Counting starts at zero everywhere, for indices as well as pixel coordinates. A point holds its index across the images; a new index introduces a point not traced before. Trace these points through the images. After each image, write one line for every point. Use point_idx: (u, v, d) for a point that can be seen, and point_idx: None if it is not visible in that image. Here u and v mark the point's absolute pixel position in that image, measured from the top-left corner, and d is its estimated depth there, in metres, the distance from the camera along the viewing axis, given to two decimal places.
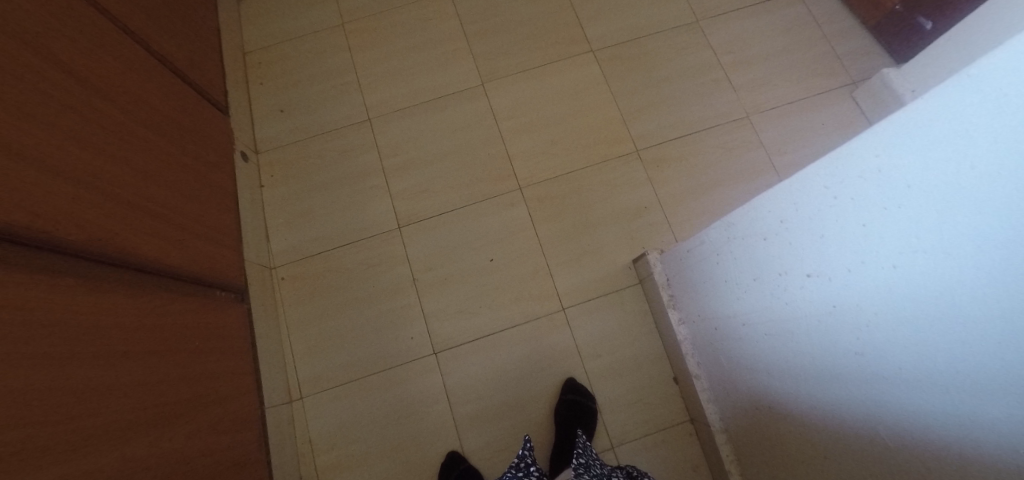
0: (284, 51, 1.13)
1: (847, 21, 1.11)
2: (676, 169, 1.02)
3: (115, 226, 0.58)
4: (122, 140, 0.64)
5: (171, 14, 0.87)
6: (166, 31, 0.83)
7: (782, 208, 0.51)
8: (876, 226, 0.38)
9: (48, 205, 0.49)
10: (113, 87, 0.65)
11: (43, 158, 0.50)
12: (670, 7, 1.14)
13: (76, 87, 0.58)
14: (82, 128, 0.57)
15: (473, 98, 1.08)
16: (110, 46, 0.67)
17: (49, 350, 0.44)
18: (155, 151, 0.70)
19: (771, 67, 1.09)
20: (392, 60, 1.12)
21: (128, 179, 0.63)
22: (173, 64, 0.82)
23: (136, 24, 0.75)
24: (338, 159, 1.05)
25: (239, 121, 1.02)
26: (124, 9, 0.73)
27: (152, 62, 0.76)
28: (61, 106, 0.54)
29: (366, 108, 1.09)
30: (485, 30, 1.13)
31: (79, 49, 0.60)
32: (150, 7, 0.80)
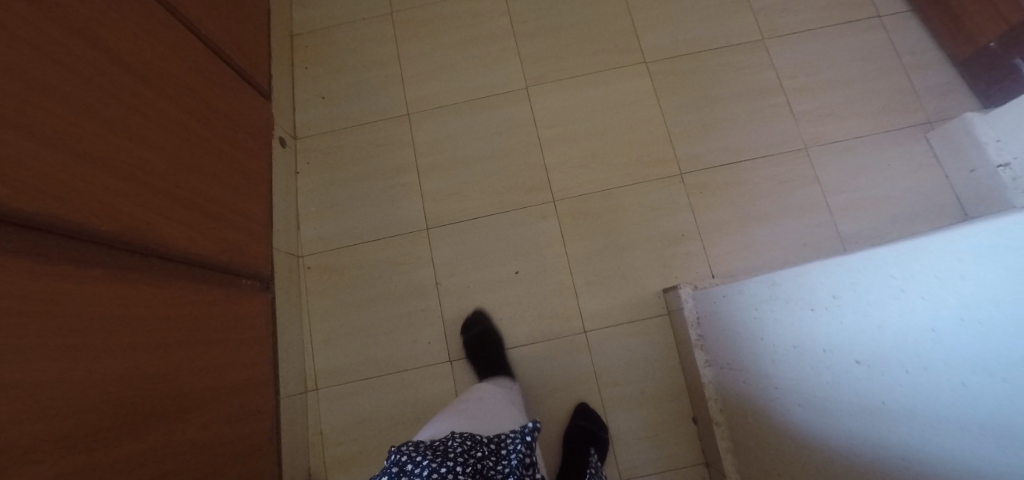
0: (330, 37, 1.13)
1: (930, 53, 1.01)
2: (719, 197, 0.96)
3: (149, 217, 0.59)
4: (162, 128, 0.64)
5: None
6: (215, 13, 0.82)
7: (839, 285, 0.47)
8: (938, 324, 0.35)
9: (86, 197, 0.50)
10: (157, 74, 0.65)
11: (85, 150, 0.50)
12: (735, 21, 1.06)
13: (121, 76, 0.58)
14: (124, 119, 0.57)
15: (515, 101, 1.04)
16: (160, 30, 0.67)
17: (77, 342, 0.45)
18: (195, 139, 0.71)
19: (839, 97, 1.01)
20: (437, 55, 1.09)
21: (165, 169, 0.63)
22: (220, 46, 0.82)
23: (187, 6, 0.75)
24: (373, 153, 1.05)
25: (280, 105, 1.03)
26: None
27: (198, 44, 0.76)
28: (104, 96, 0.55)
29: (406, 103, 1.07)
30: (536, 31, 1.08)
31: (127, 34, 0.60)
32: None
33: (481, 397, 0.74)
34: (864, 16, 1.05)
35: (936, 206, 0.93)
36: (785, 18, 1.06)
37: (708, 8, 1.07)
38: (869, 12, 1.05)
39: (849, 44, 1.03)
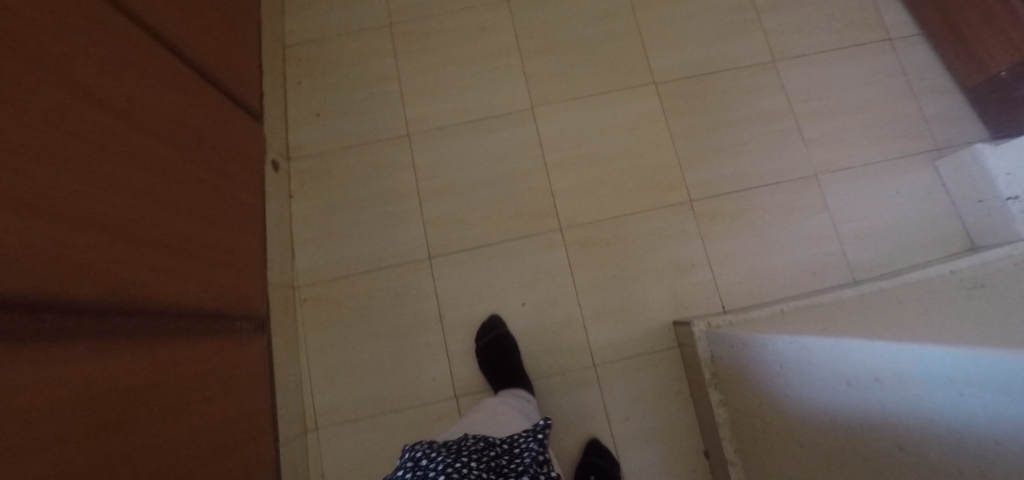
0: (324, 50, 1.06)
1: (939, 78, 1.00)
2: (729, 224, 0.94)
3: (134, 273, 0.54)
4: (147, 171, 0.58)
5: (212, 11, 0.80)
6: (203, 34, 0.76)
7: (879, 362, 0.45)
8: (974, 408, 0.34)
9: (68, 263, 0.45)
10: (139, 109, 0.58)
11: (68, 209, 0.45)
12: (746, 42, 1.04)
13: (101, 117, 0.52)
14: (103, 165, 0.51)
15: (520, 123, 1.00)
16: (144, 60, 0.61)
17: (83, 424, 0.42)
18: (183, 177, 0.65)
19: (850, 122, 0.99)
20: (439, 71, 1.04)
21: (151, 215, 0.58)
22: (209, 69, 0.76)
23: (173, 29, 0.69)
24: (372, 176, 1.00)
25: (273, 126, 0.97)
26: (162, 13, 0.67)
27: (185, 69, 0.70)
28: (82, 142, 0.49)
29: (406, 122, 1.02)
30: (542, 48, 1.04)
31: (105, 68, 0.54)
32: (190, 7, 0.74)
33: (490, 409, 0.76)
34: (874, 39, 1.03)
35: (942, 237, 0.92)
36: (797, 39, 1.04)
37: (720, 27, 1.04)
38: (880, 35, 1.04)
39: (860, 68, 1.02)
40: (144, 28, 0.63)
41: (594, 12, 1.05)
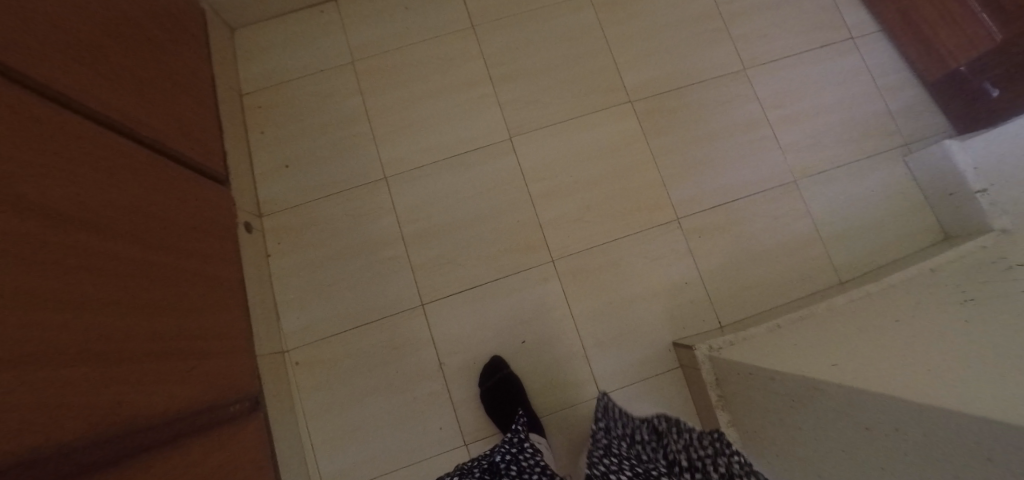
0: (285, 95, 1.01)
1: (901, 74, 1.03)
2: (717, 238, 0.95)
3: (124, 391, 0.50)
4: (119, 276, 0.54)
5: (163, 78, 0.75)
6: (158, 106, 0.71)
7: (900, 415, 0.45)
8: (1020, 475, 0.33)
9: (58, 403, 0.41)
10: (97, 211, 0.53)
11: (50, 346, 0.42)
12: (716, 52, 1.04)
13: (66, 234, 0.48)
14: (76, 287, 0.47)
15: (499, 155, 0.98)
16: (99, 154, 0.56)
17: None
18: (156, 271, 0.61)
19: (823, 124, 1.01)
20: (410, 107, 1.00)
21: (129, 324, 0.53)
22: (168, 143, 0.71)
23: (126, 110, 0.64)
24: (352, 226, 0.96)
25: (240, 185, 0.92)
26: (113, 95, 0.62)
27: (142, 151, 0.65)
28: (46, 267, 0.44)
29: (382, 165, 0.98)
30: (514, 74, 1.01)
31: (61, 176, 0.49)
32: (141, 81, 0.68)
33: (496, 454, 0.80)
34: (837, 38, 1.05)
35: (917, 230, 0.95)
36: (764, 45, 1.04)
37: (689, 39, 1.04)
38: (841, 34, 1.05)
39: (827, 68, 1.04)
40: (89, 116, 0.57)
41: (562, 33, 1.03)
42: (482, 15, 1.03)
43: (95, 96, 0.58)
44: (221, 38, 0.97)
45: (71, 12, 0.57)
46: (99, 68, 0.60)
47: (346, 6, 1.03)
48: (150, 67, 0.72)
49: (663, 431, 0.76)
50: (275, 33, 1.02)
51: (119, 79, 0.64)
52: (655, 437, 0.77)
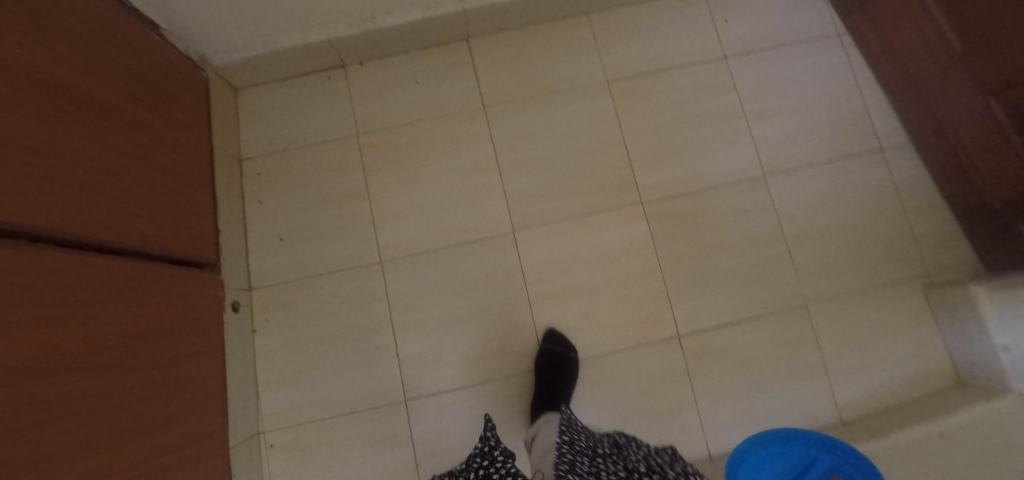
0: (285, 162, 0.97)
1: (930, 195, 0.97)
2: (717, 356, 0.91)
3: None
4: (112, 409, 0.53)
5: (156, 168, 0.72)
6: (145, 204, 0.68)
7: None
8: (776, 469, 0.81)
9: None
10: (79, 351, 0.50)
11: None
12: (737, 156, 0.99)
13: (69, 382, 0.47)
14: (80, 435, 0.47)
15: (499, 250, 0.95)
16: (89, 281, 0.55)
17: None
18: (139, 392, 0.59)
19: (842, 243, 0.96)
20: (411, 189, 0.96)
21: (105, 465, 0.50)
22: (155, 242, 0.69)
23: (115, 221, 0.61)
24: (340, 309, 0.92)
25: (231, 262, 0.89)
26: (104, 210, 0.60)
27: (127, 262, 0.63)
28: (38, 428, 0.40)
29: (377, 248, 0.94)
30: (522, 163, 0.97)
31: (60, 321, 0.48)
32: (132, 183, 0.66)
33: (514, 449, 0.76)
34: (866, 149, 0.99)
35: (928, 370, 0.91)
36: (789, 152, 0.99)
37: (708, 139, 0.99)
38: (872, 145, 0.99)
39: (853, 183, 0.98)
40: (65, 244, 0.54)
41: (576, 124, 0.99)
42: (493, 95, 0.99)
43: (79, 219, 0.55)
44: (223, 102, 0.94)
45: (61, 130, 0.54)
46: (87, 184, 0.57)
47: (356, 74, 1.00)
48: (143, 162, 0.69)
49: (622, 445, 0.71)
50: (280, 96, 0.99)
51: (104, 191, 0.60)
52: (615, 450, 0.70)
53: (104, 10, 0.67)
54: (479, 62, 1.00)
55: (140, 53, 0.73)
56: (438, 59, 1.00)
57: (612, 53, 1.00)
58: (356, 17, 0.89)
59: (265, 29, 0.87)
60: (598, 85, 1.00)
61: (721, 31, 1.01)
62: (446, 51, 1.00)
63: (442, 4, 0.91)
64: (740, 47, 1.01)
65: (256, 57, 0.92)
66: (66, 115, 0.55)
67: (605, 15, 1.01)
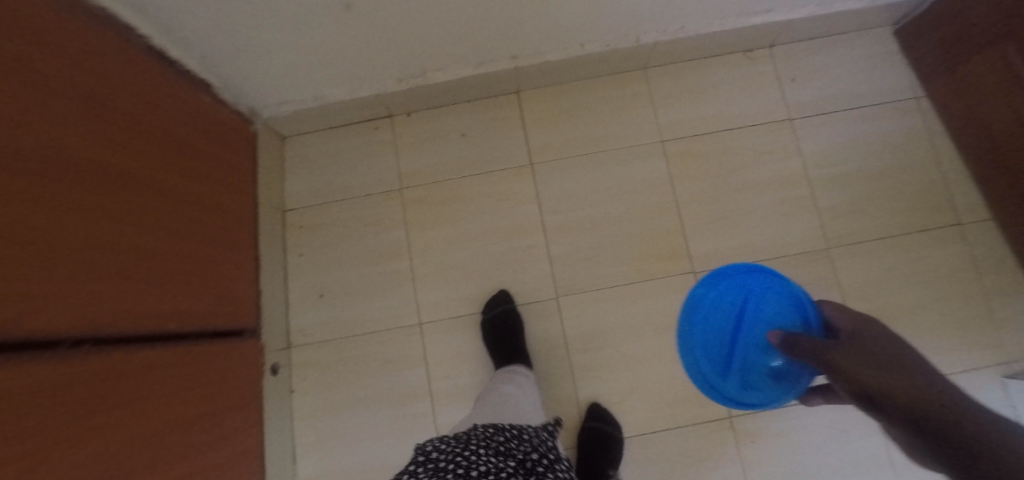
0: (326, 216, 0.95)
1: (1015, 275, 0.89)
2: (774, 445, 0.86)
3: None
4: None
5: (202, 237, 0.71)
6: (189, 276, 0.66)
7: None
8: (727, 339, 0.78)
9: None
10: (123, 457, 0.47)
11: None
12: (800, 226, 0.92)
13: None
14: None
15: (544, 317, 0.91)
16: (135, 375, 0.53)
17: None
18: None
19: (914, 325, 0.89)
20: (454, 247, 0.93)
21: None
22: (198, 315, 0.67)
23: (161, 304, 0.60)
24: (379, 370, 0.90)
25: (271, 321, 0.88)
26: (152, 294, 0.58)
27: (172, 344, 0.61)
28: None
29: (417, 308, 0.92)
30: (571, 225, 0.93)
31: (107, 430, 0.46)
32: (179, 257, 0.65)
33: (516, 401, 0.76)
34: (943, 223, 0.91)
35: None
36: (857, 224, 0.92)
37: (770, 206, 0.93)
38: (950, 220, 0.91)
39: (927, 260, 0.90)
40: (113, 340, 0.52)
41: (628, 185, 0.94)
42: (542, 152, 0.95)
43: (122, 312, 0.53)
44: (269, 155, 0.93)
45: (111, 221, 0.52)
46: (132, 273, 0.55)
47: (401, 125, 0.97)
48: (189, 233, 0.68)
49: None
50: (324, 146, 0.97)
51: (149, 275, 0.58)
52: None
53: (158, 81, 0.66)
54: (528, 116, 0.96)
55: (192, 118, 0.72)
56: (487, 112, 0.97)
57: (668, 111, 0.96)
58: (406, 72, 0.86)
59: (313, 84, 0.85)
60: (652, 145, 0.95)
61: (785, 91, 0.97)
62: (497, 104, 0.97)
63: (496, 61, 0.88)
64: (805, 109, 0.96)
65: (302, 110, 0.90)
66: (116, 205, 0.53)
67: (663, 71, 0.98)
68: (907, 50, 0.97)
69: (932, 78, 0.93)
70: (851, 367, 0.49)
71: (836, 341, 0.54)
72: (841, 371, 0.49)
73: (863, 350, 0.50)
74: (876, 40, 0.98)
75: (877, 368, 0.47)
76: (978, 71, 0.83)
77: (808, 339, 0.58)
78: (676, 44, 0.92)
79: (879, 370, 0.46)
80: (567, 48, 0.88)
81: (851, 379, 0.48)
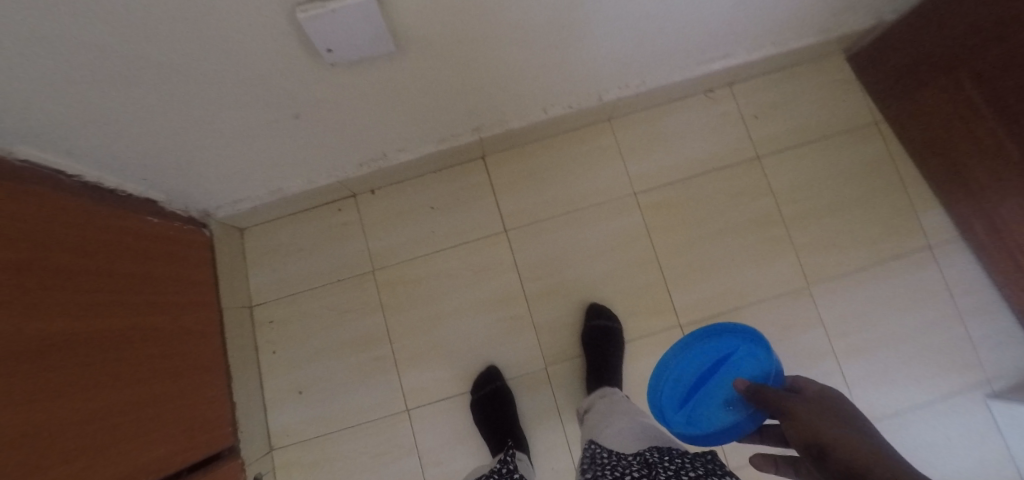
0: (299, 307, 0.92)
1: (986, 295, 0.91)
2: None
3: None
4: None
5: (175, 365, 0.69)
6: (167, 413, 0.65)
7: None
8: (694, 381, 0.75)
9: None
10: None
11: None
12: (777, 267, 0.92)
13: None
14: None
15: (533, 388, 0.89)
16: None
17: None
18: None
19: (897, 354, 0.89)
20: (434, 325, 0.91)
21: None
22: (180, 452, 0.65)
23: (148, 453, 0.59)
24: (368, 464, 0.87)
25: (249, 429, 0.84)
26: (138, 447, 0.57)
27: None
28: None
29: (403, 394, 0.89)
30: (551, 290, 0.91)
31: None
32: (157, 396, 0.63)
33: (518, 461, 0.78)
34: (914, 249, 0.93)
35: None
36: (832, 257, 0.92)
37: (745, 249, 0.93)
38: (919, 243, 0.93)
39: (902, 288, 0.91)
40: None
41: (604, 243, 0.92)
42: (514, 217, 0.93)
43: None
44: (229, 253, 0.89)
45: (88, 390, 0.51)
46: (115, 433, 0.54)
47: (367, 204, 0.94)
48: (164, 366, 0.66)
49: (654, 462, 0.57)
50: (289, 234, 0.94)
51: (131, 428, 0.57)
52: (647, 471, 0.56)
53: (91, 217, 0.60)
54: (496, 181, 0.94)
55: (133, 245, 0.66)
56: (454, 182, 0.94)
57: (636, 163, 0.95)
58: (366, 157, 0.83)
59: (269, 181, 0.81)
60: (624, 198, 0.94)
61: (750, 129, 0.97)
62: (462, 172, 0.94)
63: (458, 135, 0.85)
64: (771, 146, 0.97)
65: (260, 204, 0.86)
66: (67, 376, 0.48)
67: (628, 122, 0.97)
68: (862, 78, 0.98)
69: (888, 104, 0.95)
70: (809, 422, 0.45)
71: (811, 405, 0.49)
72: (799, 424, 0.46)
73: (825, 414, 0.47)
74: (832, 70, 0.99)
75: (844, 426, 0.44)
76: (930, 100, 0.85)
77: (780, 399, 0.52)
78: (638, 96, 0.91)
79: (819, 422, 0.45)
80: (530, 114, 0.86)
81: (801, 427, 0.45)
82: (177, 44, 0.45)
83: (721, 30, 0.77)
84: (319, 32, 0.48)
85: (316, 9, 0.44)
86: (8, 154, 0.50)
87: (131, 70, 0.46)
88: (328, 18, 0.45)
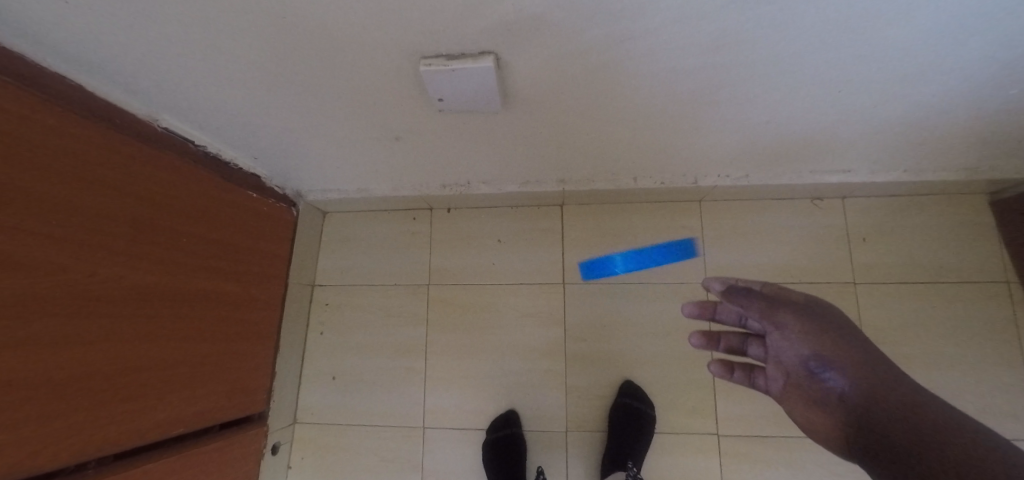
0: (353, 298, 0.97)
1: None
2: None
3: None
4: None
5: (242, 329, 0.76)
6: (222, 371, 0.71)
7: None
8: None
9: None
10: None
11: None
12: None
13: None
14: None
15: (550, 449, 0.87)
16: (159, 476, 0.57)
17: None
18: None
19: None
20: (470, 353, 0.92)
21: None
22: (221, 409, 0.71)
23: (194, 406, 0.65)
24: (374, 467, 0.90)
25: (281, 399, 0.89)
26: (187, 398, 0.64)
27: (194, 443, 0.65)
28: None
29: (424, 411, 0.91)
30: (593, 357, 0.89)
31: None
32: (219, 354, 0.70)
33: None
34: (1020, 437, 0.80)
35: None
36: None
37: None
38: None
39: None
40: (107, 463, 0.52)
41: (660, 326, 0.89)
42: (576, 273, 0.92)
43: (124, 432, 0.53)
44: (308, 233, 0.96)
45: (158, 340, 0.58)
46: (171, 381, 0.61)
47: (440, 220, 0.97)
48: (233, 329, 0.74)
49: None
50: (364, 228, 0.99)
51: (188, 379, 0.64)
52: None
53: (216, 188, 0.68)
54: (567, 233, 0.93)
55: (236, 214, 0.73)
56: (526, 221, 0.95)
57: (717, 253, 0.90)
58: (450, 181, 0.85)
59: (361, 181, 0.86)
60: (694, 286, 0.89)
61: (853, 250, 0.89)
62: (538, 214, 0.95)
63: (543, 183, 0.85)
64: (871, 274, 0.88)
65: (347, 197, 0.91)
66: (133, 328, 0.54)
67: (720, 208, 0.92)
68: (1003, 228, 0.86)
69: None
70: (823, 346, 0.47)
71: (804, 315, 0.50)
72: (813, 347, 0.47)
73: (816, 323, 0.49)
74: (965, 209, 0.88)
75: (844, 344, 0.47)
76: None
77: (758, 304, 0.51)
78: (737, 188, 0.86)
79: (830, 346, 0.46)
80: (619, 180, 0.84)
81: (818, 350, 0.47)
82: (312, 66, 0.49)
83: (846, 147, 0.72)
84: (439, 83, 0.51)
85: (439, 65, 0.47)
86: (154, 120, 0.60)
87: (270, 79, 0.52)
88: (448, 74, 0.49)
